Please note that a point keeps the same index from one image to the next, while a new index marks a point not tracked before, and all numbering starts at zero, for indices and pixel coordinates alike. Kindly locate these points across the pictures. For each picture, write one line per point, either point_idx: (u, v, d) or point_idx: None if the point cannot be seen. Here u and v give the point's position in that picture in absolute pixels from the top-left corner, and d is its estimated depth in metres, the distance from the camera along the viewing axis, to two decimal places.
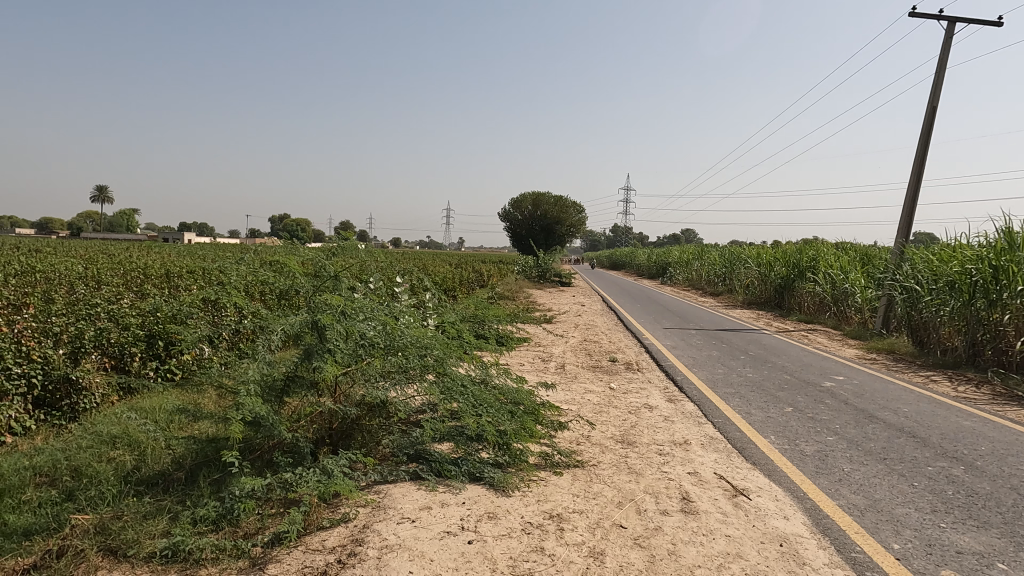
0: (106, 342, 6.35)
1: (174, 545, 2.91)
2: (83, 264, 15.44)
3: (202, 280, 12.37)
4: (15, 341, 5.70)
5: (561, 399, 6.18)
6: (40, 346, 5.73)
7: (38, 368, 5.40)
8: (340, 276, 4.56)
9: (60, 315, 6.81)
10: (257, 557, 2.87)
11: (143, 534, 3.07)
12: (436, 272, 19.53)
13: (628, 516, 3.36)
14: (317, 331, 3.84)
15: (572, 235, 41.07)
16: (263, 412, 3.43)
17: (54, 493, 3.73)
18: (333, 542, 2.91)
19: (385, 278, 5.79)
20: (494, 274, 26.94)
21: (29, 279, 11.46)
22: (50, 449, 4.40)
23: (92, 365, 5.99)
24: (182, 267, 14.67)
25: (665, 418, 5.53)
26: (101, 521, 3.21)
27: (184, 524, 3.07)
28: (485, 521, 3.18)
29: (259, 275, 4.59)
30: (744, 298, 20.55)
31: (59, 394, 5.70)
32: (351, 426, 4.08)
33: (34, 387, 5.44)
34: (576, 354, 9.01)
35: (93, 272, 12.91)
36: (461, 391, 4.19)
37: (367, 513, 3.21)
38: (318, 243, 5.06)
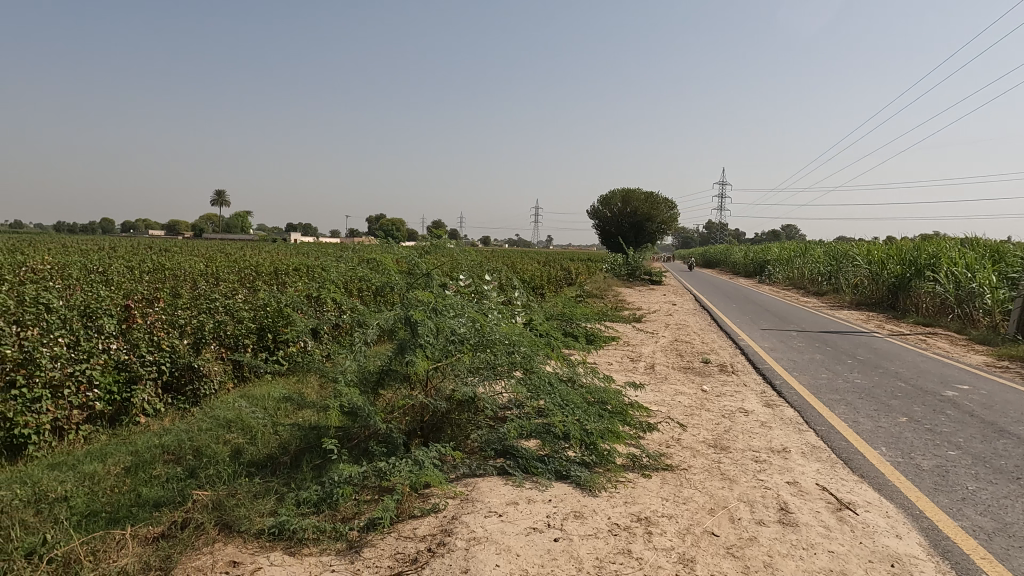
0: (223, 333, 6.95)
1: (280, 524, 3.11)
2: (204, 261, 17.12)
3: (307, 277, 13.19)
4: (148, 330, 6.34)
5: (651, 400, 6.05)
6: (169, 336, 6.37)
7: (166, 356, 6.01)
8: (431, 274, 4.73)
9: (185, 309, 7.53)
10: (354, 540, 3.02)
11: (253, 512, 3.30)
12: (525, 270, 19.71)
13: (721, 523, 3.23)
14: (411, 326, 4.00)
15: (664, 232, 39.95)
16: (360, 402, 3.65)
17: (179, 470, 4.13)
18: (424, 531, 3.00)
19: (476, 277, 5.94)
20: (582, 272, 26.80)
21: (161, 276, 12.73)
22: (176, 430, 4.91)
23: (211, 354, 6.57)
24: (289, 264, 15.77)
25: (762, 424, 5.27)
26: (218, 497, 3.49)
27: (289, 505, 3.28)
28: (572, 520, 3.17)
29: (357, 271, 4.86)
30: (852, 299, 19.19)
31: (183, 379, 6.27)
32: (441, 419, 4.22)
33: (163, 372, 6.04)
34: (666, 353, 8.79)
35: (214, 270, 14.17)
36: (548, 389, 4.19)
37: (456, 505, 3.29)
38: (411, 243, 5.26)
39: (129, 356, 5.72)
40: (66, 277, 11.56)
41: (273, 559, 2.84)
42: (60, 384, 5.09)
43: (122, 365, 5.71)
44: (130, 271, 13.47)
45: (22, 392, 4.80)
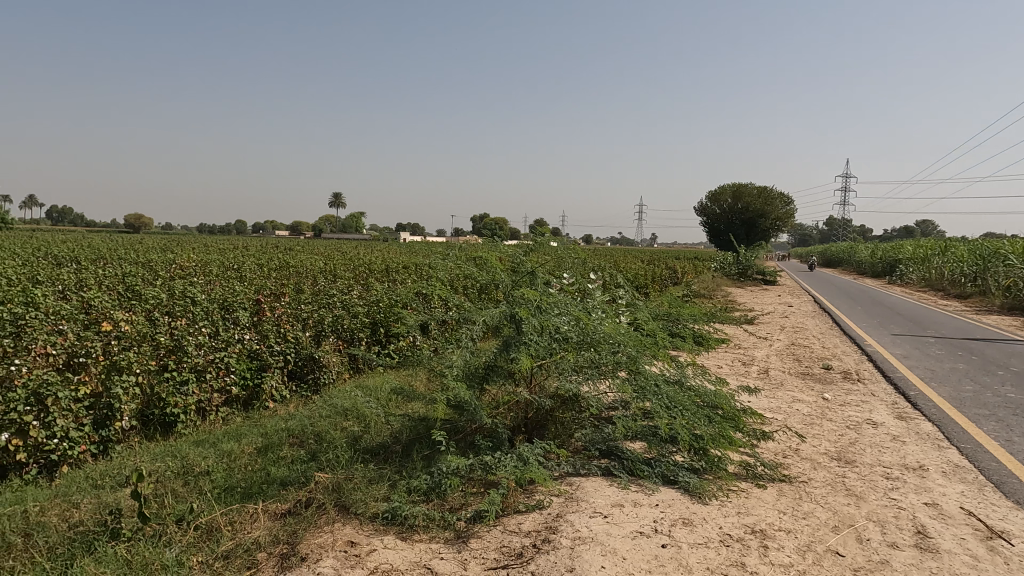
0: (341, 327, 7.42)
1: (393, 509, 3.26)
2: (324, 260, 18.35)
3: (416, 275, 13.75)
4: (276, 323, 6.94)
5: (765, 407, 5.72)
6: (294, 329, 6.93)
7: (291, 347, 6.56)
8: (536, 272, 4.76)
9: (308, 303, 8.14)
10: (461, 530, 3.11)
11: (369, 497, 3.48)
12: (628, 269, 19.34)
13: (847, 543, 2.99)
14: (516, 323, 4.05)
15: (779, 229, 37.64)
16: (466, 396, 3.76)
17: (303, 453, 4.47)
18: (529, 527, 3.03)
19: (580, 275, 5.91)
20: (689, 270, 25.88)
21: (286, 273, 13.82)
22: (300, 416, 5.34)
23: (330, 346, 7.04)
24: (399, 262, 16.54)
25: (894, 438, 4.82)
26: (337, 480, 3.72)
27: (401, 492, 3.43)
28: (680, 527, 3.06)
29: (464, 269, 4.99)
30: (1003, 302, 17.07)
31: (306, 368, 6.76)
32: (545, 417, 4.25)
33: (289, 361, 6.56)
34: (782, 358, 8.28)
35: (331, 268, 15.17)
36: (655, 390, 4.08)
37: (560, 503, 3.29)
38: (515, 241, 5.33)
39: (260, 346, 6.31)
40: (208, 273, 12.84)
41: (387, 542, 2.98)
42: (203, 369, 5.68)
43: (254, 353, 6.28)
44: (260, 268, 14.69)
45: (173, 375, 5.41)
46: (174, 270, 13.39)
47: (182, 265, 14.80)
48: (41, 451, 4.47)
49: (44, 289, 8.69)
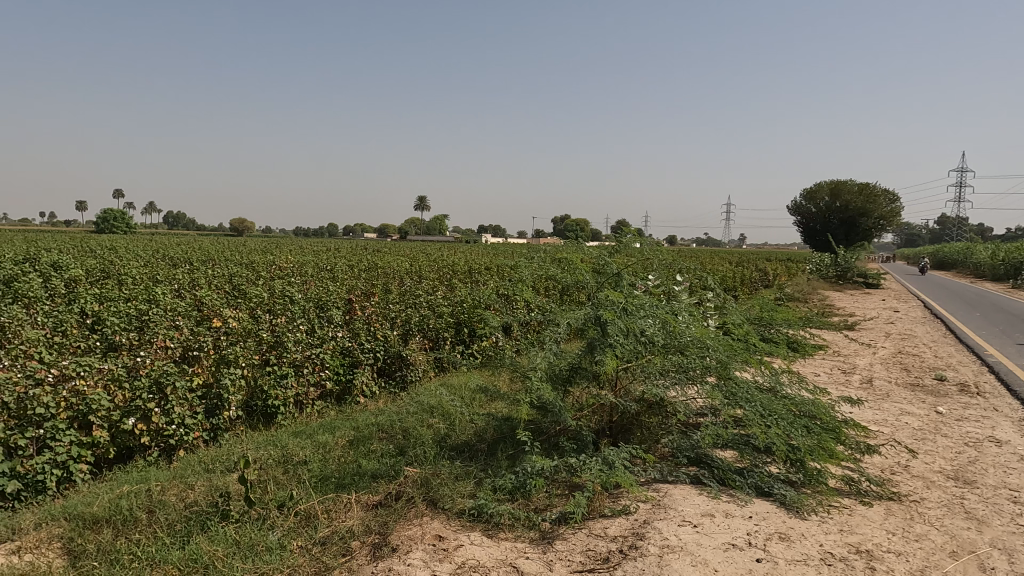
0: (426, 326, 7.65)
1: (479, 506, 3.32)
2: (410, 262, 18.94)
3: (499, 276, 13.92)
4: (366, 322, 7.30)
5: (868, 419, 5.35)
6: (383, 328, 7.24)
7: (381, 345, 6.85)
8: (622, 273, 4.69)
9: (396, 303, 8.46)
10: (546, 531, 3.11)
11: (455, 493, 3.56)
12: (716, 271, 18.66)
13: (967, 571, 2.74)
14: (600, 325, 4.01)
15: (883, 229, 35.04)
16: (550, 398, 3.77)
17: (392, 448, 4.64)
18: (615, 532, 2.99)
19: (667, 276, 5.76)
20: (781, 273, 24.61)
21: (376, 274, 14.40)
22: (389, 412, 5.57)
23: (416, 345, 7.26)
24: (483, 264, 16.80)
25: (1022, 458, 4.36)
26: (425, 475, 3.83)
27: (487, 490, 3.49)
28: (776, 541, 2.92)
29: (548, 270, 5.00)
30: None
31: (394, 366, 7.01)
32: (631, 421, 4.19)
33: (378, 359, 6.84)
34: (888, 367, 7.70)
35: (418, 269, 15.66)
36: (747, 397, 3.91)
37: (647, 509, 3.22)
38: (600, 242, 5.29)
39: (353, 343, 6.64)
40: (305, 273, 13.61)
41: (473, 539, 3.04)
42: (300, 364, 6.03)
43: (346, 351, 6.60)
44: (351, 269, 15.39)
45: (274, 369, 5.77)
46: (274, 271, 14.41)
47: (282, 266, 15.77)
48: (161, 435, 4.89)
49: (163, 287, 9.51)
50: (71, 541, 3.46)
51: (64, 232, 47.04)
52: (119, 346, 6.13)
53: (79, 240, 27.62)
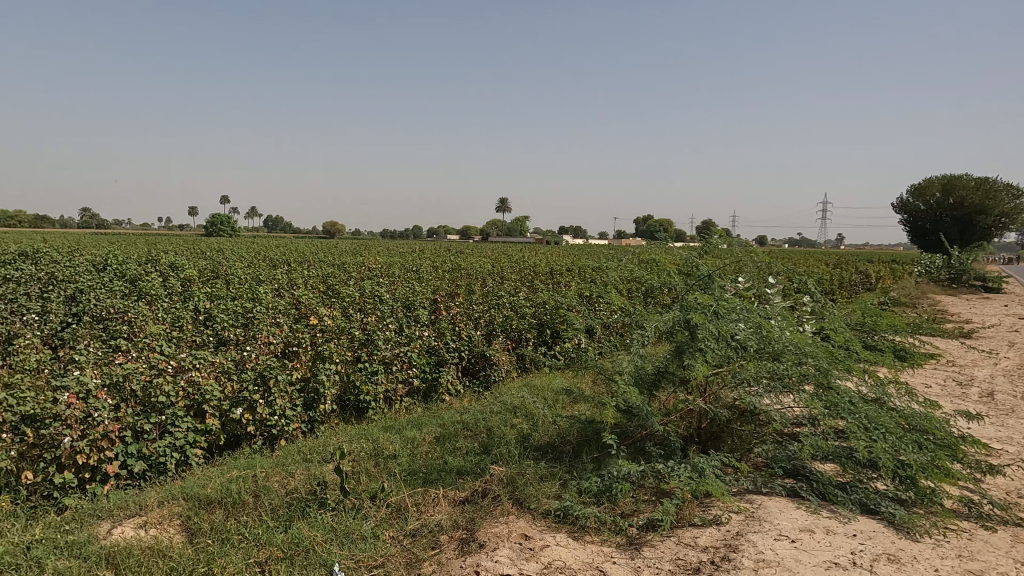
0: (509, 327, 7.74)
1: (565, 508, 3.32)
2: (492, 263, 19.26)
3: (581, 278, 13.85)
4: (451, 322, 7.53)
5: (990, 436, 4.89)
6: (468, 328, 7.42)
7: (466, 345, 7.03)
8: (713, 275, 4.54)
9: (480, 305, 8.65)
10: (634, 537, 3.07)
11: (541, 493, 3.58)
12: (812, 274, 17.65)
13: None
14: (690, 329, 3.92)
15: (1005, 227, 31.85)
16: (637, 402, 3.71)
17: (476, 446, 4.74)
18: (706, 542, 2.90)
19: (760, 279, 5.53)
20: (885, 275, 22.92)
21: (459, 275, 14.72)
22: (473, 410, 5.69)
23: (500, 345, 7.36)
24: (564, 265, 16.77)
25: None
26: (511, 474, 3.87)
27: (572, 492, 3.48)
28: (884, 563, 2.73)
29: (634, 272, 4.93)
30: None
31: (478, 365, 7.14)
32: (721, 428, 4.06)
33: (463, 358, 7.00)
34: (1013, 380, 7.00)
35: (500, 270, 15.86)
36: (850, 407, 3.68)
37: (740, 521, 3.10)
38: (688, 244, 5.16)
39: (439, 343, 6.85)
40: (392, 274, 14.12)
41: (559, 540, 3.04)
42: (389, 361, 6.28)
43: (432, 350, 6.81)
44: (436, 271, 15.81)
45: (366, 365, 6.04)
46: (364, 270, 15.38)
47: (370, 268, 16.44)
48: (265, 425, 5.22)
49: (265, 286, 10.18)
50: (188, 519, 3.77)
51: (178, 236, 51.26)
52: (227, 341, 6.63)
53: (191, 244, 30.09)
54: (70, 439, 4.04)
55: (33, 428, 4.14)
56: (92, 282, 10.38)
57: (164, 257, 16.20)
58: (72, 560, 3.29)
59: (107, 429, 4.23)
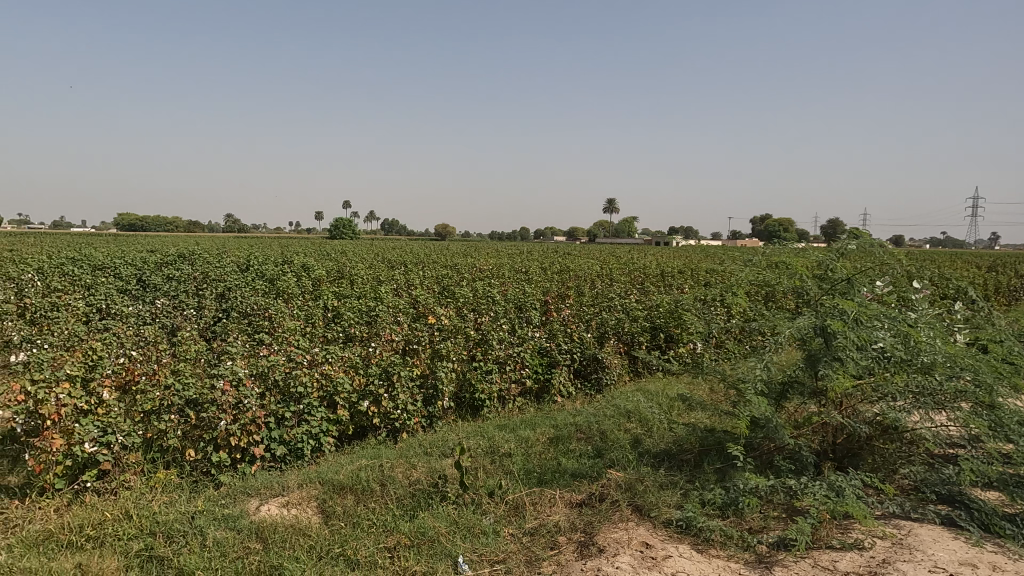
0: (622, 330, 7.63)
1: (687, 518, 3.22)
2: (600, 264, 19.09)
3: (696, 280, 13.34)
4: (563, 324, 7.56)
5: None
6: (579, 330, 7.41)
7: (578, 346, 7.01)
8: (852, 279, 4.20)
9: (591, 307, 8.61)
10: (764, 555, 2.91)
11: (661, 501, 3.50)
12: (962, 277, 15.84)
13: None
14: (827, 336, 3.66)
15: None
16: (766, 412, 3.53)
17: (590, 449, 4.73)
18: (847, 568, 2.70)
19: (905, 283, 5.05)
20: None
21: (568, 277, 14.73)
22: (587, 413, 5.67)
23: (612, 348, 7.28)
24: (677, 267, 16.23)
25: None
26: (629, 480, 3.83)
27: (695, 503, 3.37)
28: None
29: (762, 275, 4.69)
30: None
31: (590, 368, 7.10)
32: (861, 445, 3.76)
33: (575, 360, 6.99)
34: None
35: (609, 272, 15.66)
36: (1020, 429, 3.25)
37: (886, 548, 2.85)
38: (822, 244, 4.82)
39: (551, 344, 6.89)
40: (502, 276, 14.42)
41: (682, 551, 2.96)
42: (503, 361, 6.43)
43: (544, 351, 6.87)
44: (545, 272, 15.91)
45: (481, 365, 6.21)
46: (476, 272, 15.80)
47: (481, 269, 16.88)
48: (389, 417, 5.50)
49: (385, 287, 10.77)
50: (323, 502, 4.06)
51: (307, 239, 55.41)
52: (354, 338, 7.08)
53: (318, 246, 32.46)
54: (224, 422, 4.52)
55: (195, 411, 4.67)
56: (237, 282, 11.49)
57: (296, 258, 17.59)
58: (227, 531, 3.67)
59: (254, 415, 4.67)
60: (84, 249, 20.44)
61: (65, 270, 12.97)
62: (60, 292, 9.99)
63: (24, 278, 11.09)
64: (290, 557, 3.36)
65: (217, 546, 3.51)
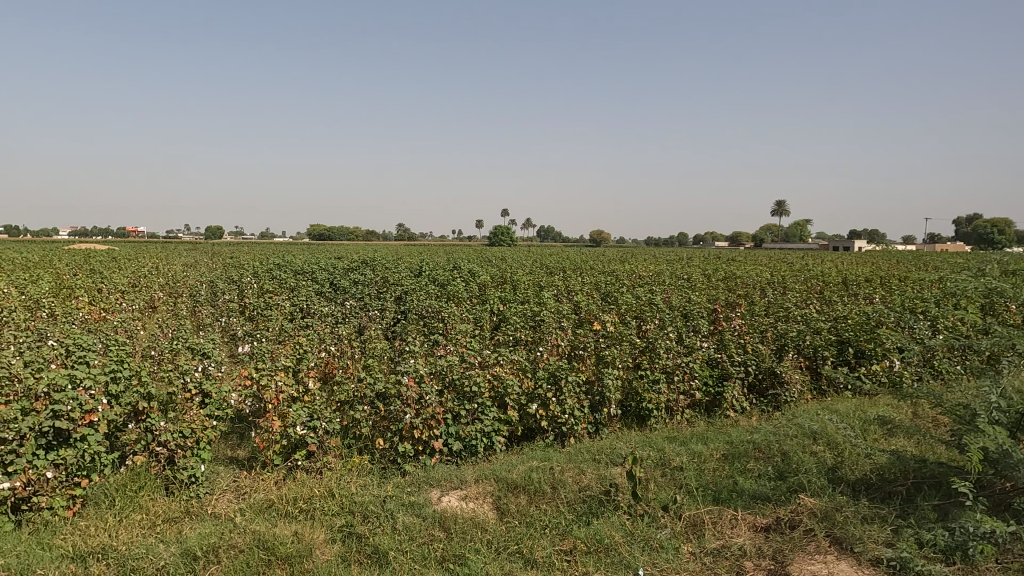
0: (803, 343, 7.00)
1: (902, 559, 2.88)
2: (770, 272, 17.73)
3: (888, 289, 11.86)
4: (735, 334, 7.12)
5: None
6: (754, 342, 6.93)
7: (752, 359, 6.55)
8: None
9: (766, 317, 8.01)
10: None
11: (867, 536, 3.16)
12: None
13: None
14: None
15: None
16: (1004, 446, 3.03)
17: (773, 470, 4.39)
18: None
19: None
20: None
21: (735, 284, 13.89)
22: (765, 430, 5.28)
23: (792, 362, 6.70)
24: (863, 275, 14.54)
25: None
26: (825, 509, 3.51)
27: (910, 543, 3.01)
28: None
29: (990, 285, 4.03)
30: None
31: (766, 383, 6.61)
32: None
33: (749, 373, 6.54)
34: None
35: (782, 279, 14.49)
36: None
37: None
38: None
39: (722, 356, 6.52)
40: (663, 283, 14.00)
41: None
42: (671, 371, 6.22)
43: (716, 363, 6.52)
44: (709, 279, 15.14)
45: (647, 374, 6.06)
46: (635, 278, 15.49)
47: (640, 276, 16.51)
48: (556, 422, 5.56)
49: (547, 293, 10.96)
50: (498, 499, 4.22)
51: (467, 245, 58.46)
52: (520, 342, 7.29)
53: (479, 253, 34.03)
54: (409, 416, 4.89)
55: (384, 403, 5.11)
56: (412, 286, 12.41)
57: (461, 264, 18.61)
58: (415, 517, 3.95)
59: (434, 410, 4.99)
60: (287, 256, 23.48)
61: (272, 275, 14.95)
62: (270, 294, 11.54)
63: (244, 281, 12.98)
64: (471, 549, 3.53)
65: (406, 530, 3.79)
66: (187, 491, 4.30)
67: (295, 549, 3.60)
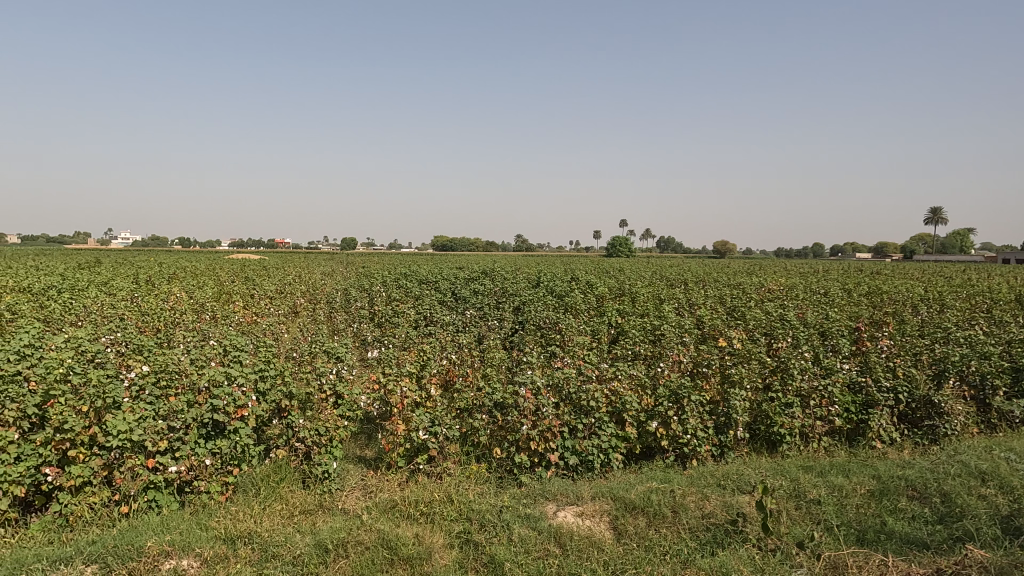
0: (967, 370, 6.16)
1: None
2: (923, 286, 15.88)
3: None
4: (883, 356, 6.43)
5: None
6: (906, 365, 6.21)
7: (904, 385, 5.87)
8: None
9: (921, 338, 7.17)
10: None
11: None
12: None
13: None
14: None
15: None
16: None
17: (930, 513, 3.89)
18: None
19: None
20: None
21: (883, 300, 12.58)
22: (920, 466, 4.70)
23: (953, 390, 5.93)
24: None
25: None
26: (1000, 564, 3.05)
27: None
28: None
29: None
30: None
31: (921, 412, 5.88)
32: None
33: (900, 401, 5.86)
34: None
35: (940, 295, 12.93)
36: None
37: None
38: None
39: (867, 380, 5.91)
40: (797, 298, 12.99)
41: None
42: (806, 395, 5.73)
43: (859, 388, 5.93)
44: (851, 294, 13.86)
45: (779, 396, 5.63)
46: (765, 292, 14.56)
47: (770, 290, 15.46)
48: (677, 442, 5.31)
49: (668, 306, 10.59)
50: (616, 519, 4.09)
51: (584, 256, 58.26)
52: (639, 356, 7.08)
53: (596, 264, 33.69)
54: (526, 427, 4.89)
55: (501, 413, 5.16)
56: (531, 296, 12.53)
57: (579, 275, 18.54)
58: (530, 530, 3.94)
59: (550, 423, 4.96)
60: (413, 266, 24.66)
61: (399, 284, 15.79)
62: (398, 302, 12.20)
63: (375, 289, 13.82)
64: (587, 569, 3.45)
65: (522, 542, 3.78)
66: (321, 485, 4.59)
67: (415, 550, 3.73)
